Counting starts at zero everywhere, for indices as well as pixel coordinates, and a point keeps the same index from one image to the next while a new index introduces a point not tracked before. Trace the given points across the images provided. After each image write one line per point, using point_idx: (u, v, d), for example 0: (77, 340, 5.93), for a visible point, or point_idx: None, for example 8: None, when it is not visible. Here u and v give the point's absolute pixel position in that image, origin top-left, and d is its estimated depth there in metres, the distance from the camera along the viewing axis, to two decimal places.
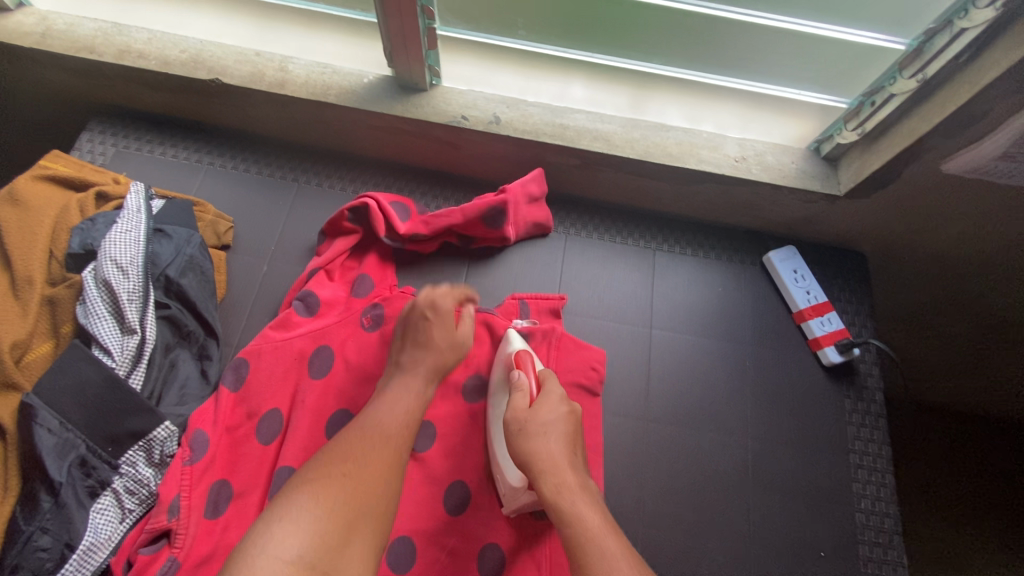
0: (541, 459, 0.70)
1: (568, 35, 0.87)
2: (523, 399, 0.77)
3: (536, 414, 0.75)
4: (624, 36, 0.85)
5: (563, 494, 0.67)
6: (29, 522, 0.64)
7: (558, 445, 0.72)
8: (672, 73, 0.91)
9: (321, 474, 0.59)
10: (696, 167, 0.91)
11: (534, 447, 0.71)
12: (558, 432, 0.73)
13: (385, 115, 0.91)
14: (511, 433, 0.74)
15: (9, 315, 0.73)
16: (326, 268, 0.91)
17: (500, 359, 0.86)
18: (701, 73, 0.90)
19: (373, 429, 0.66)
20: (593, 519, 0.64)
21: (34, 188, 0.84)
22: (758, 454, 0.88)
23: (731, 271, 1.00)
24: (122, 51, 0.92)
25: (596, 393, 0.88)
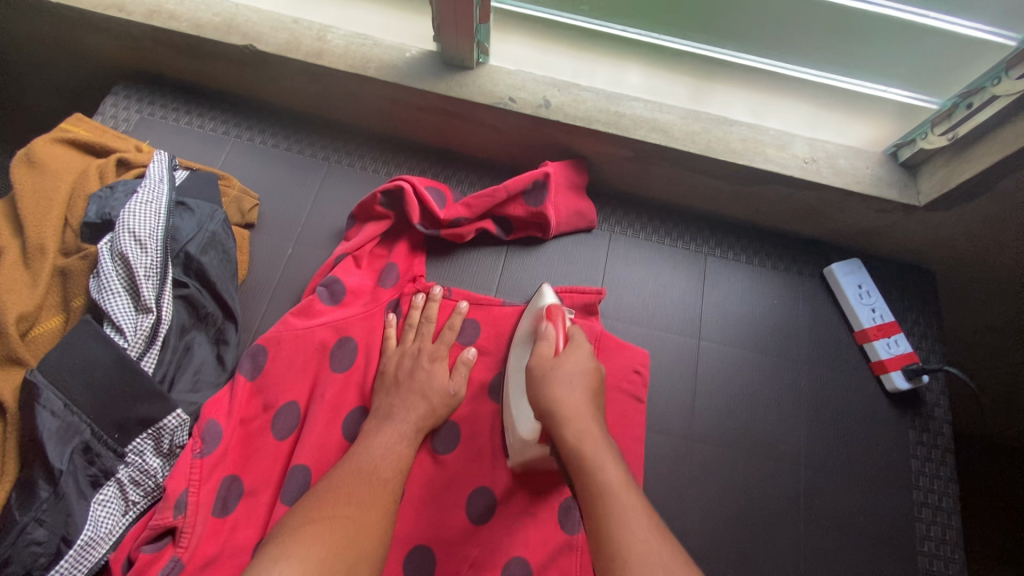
0: (563, 406, 0.65)
1: (632, 13, 0.79)
2: (548, 348, 0.72)
3: (562, 364, 0.70)
4: (695, 16, 0.78)
5: (585, 438, 0.62)
6: (24, 512, 0.58)
7: (580, 395, 0.67)
8: (741, 61, 0.83)
9: (324, 512, 0.54)
10: (762, 166, 0.83)
11: (559, 394, 0.66)
12: (582, 383, 0.68)
13: (427, 93, 0.85)
14: (533, 379, 0.70)
15: (19, 284, 0.69)
16: (354, 254, 0.85)
17: (531, 312, 0.81)
18: (776, 64, 0.82)
19: (365, 475, 0.61)
20: (614, 469, 0.58)
21: (52, 152, 0.80)
22: (811, 485, 0.80)
23: (789, 282, 0.92)
24: (153, 11, 0.86)
25: (640, 400, 0.81)
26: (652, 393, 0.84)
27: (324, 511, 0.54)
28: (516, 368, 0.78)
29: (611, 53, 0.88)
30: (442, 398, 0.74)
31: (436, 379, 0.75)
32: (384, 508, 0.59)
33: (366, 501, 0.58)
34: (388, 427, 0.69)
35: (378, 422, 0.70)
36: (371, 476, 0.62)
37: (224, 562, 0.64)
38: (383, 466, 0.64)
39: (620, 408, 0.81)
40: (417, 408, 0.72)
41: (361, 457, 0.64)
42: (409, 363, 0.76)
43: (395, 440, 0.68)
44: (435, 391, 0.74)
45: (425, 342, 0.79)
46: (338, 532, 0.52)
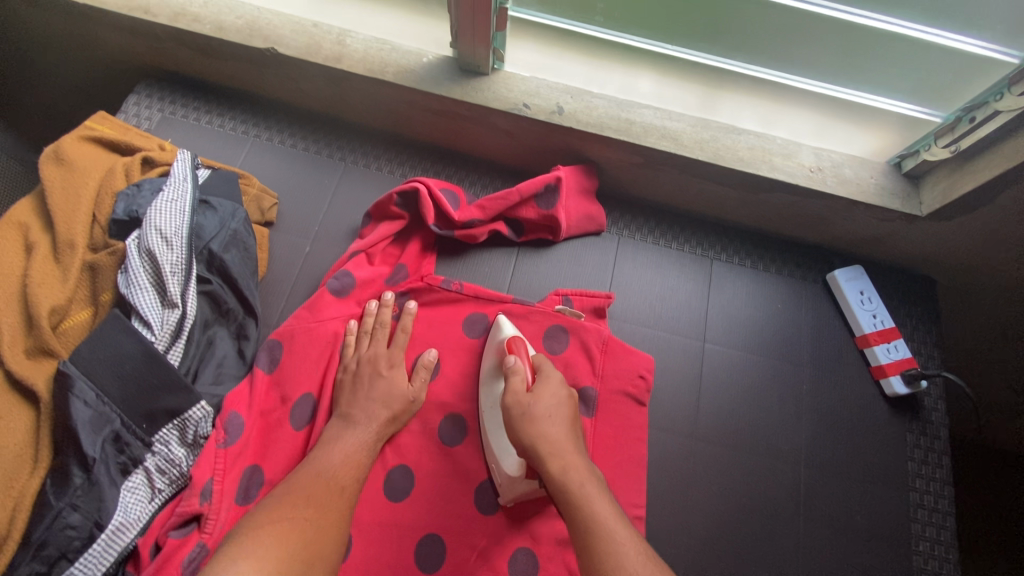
0: (547, 445, 0.69)
1: (645, 23, 0.81)
2: (520, 383, 0.75)
3: (538, 399, 0.73)
4: (704, 28, 0.80)
5: (571, 476, 0.66)
6: (59, 497, 0.61)
7: (560, 429, 0.71)
8: (753, 73, 0.85)
9: (282, 514, 0.58)
10: (769, 174, 0.86)
11: (541, 430, 0.70)
12: (561, 416, 0.72)
13: (442, 98, 0.87)
14: (513, 420, 0.72)
15: (50, 279, 0.72)
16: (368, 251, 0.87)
17: (491, 349, 0.83)
18: (784, 75, 0.85)
19: (325, 479, 0.65)
20: (602, 505, 0.63)
21: (79, 149, 0.82)
22: (811, 485, 0.83)
23: (792, 287, 0.94)
24: (177, 13, 0.89)
25: (641, 403, 0.85)
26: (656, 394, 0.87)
27: (282, 514, 0.59)
28: (489, 404, 0.79)
29: (625, 60, 0.90)
30: (402, 402, 0.76)
31: (397, 385, 0.77)
32: (338, 512, 0.62)
33: (324, 503, 0.62)
34: (349, 433, 0.71)
35: (339, 426, 0.72)
36: (331, 480, 0.65)
37: None
38: (342, 472, 0.67)
39: (623, 410, 0.84)
40: (379, 415, 0.74)
41: (320, 464, 0.67)
42: (366, 368, 0.77)
43: (356, 446, 0.70)
44: (395, 397, 0.76)
45: (380, 348, 0.80)
46: (296, 534, 0.57)
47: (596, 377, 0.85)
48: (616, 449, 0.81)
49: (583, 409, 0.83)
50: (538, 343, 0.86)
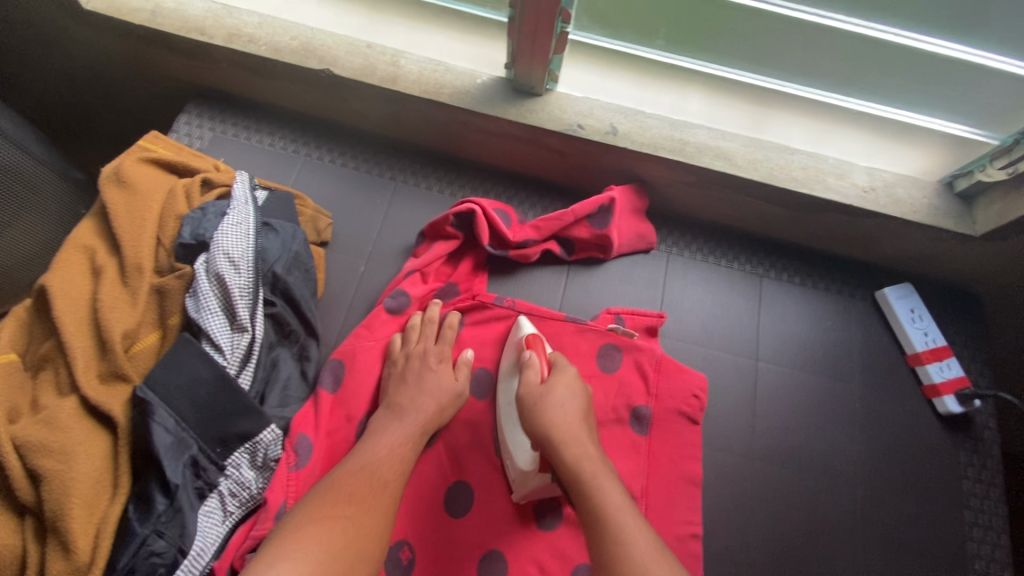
0: (559, 431, 0.72)
1: (703, 45, 0.82)
2: (534, 376, 0.78)
3: (550, 390, 0.76)
4: (761, 51, 0.81)
5: (583, 463, 0.68)
6: (144, 524, 0.62)
7: (574, 417, 0.74)
8: (806, 93, 0.86)
9: (324, 514, 0.59)
10: (823, 195, 0.86)
11: (553, 420, 0.73)
12: (572, 405, 0.75)
13: (498, 119, 0.88)
14: (524, 411, 0.75)
15: (120, 303, 0.72)
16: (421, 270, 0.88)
17: (511, 343, 0.85)
18: (838, 96, 0.85)
19: (367, 472, 0.65)
20: (612, 492, 0.65)
21: (140, 170, 0.82)
22: (867, 504, 0.84)
23: (841, 305, 0.95)
24: (233, 34, 0.89)
25: (696, 422, 0.84)
26: (710, 412, 0.87)
27: (323, 512, 0.60)
28: (506, 401, 0.82)
29: (678, 81, 0.90)
30: (450, 396, 0.77)
31: (444, 380, 0.78)
32: (382, 508, 0.63)
33: (367, 501, 0.62)
34: (395, 425, 0.72)
35: (387, 417, 0.73)
36: (373, 475, 0.65)
37: None
38: (384, 467, 0.67)
39: (677, 428, 0.84)
40: (425, 408, 0.74)
41: (364, 455, 0.68)
42: (416, 362, 0.79)
43: (401, 441, 0.70)
44: (444, 392, 0.77)
45: (429, 344, 0.81)
46: (338, 537, 0.58)
47: (650, 396, 0.85)
48: (669, 467, 0.81)
49: (638, 426, 0.83)
50: (590, 362, 0.86)
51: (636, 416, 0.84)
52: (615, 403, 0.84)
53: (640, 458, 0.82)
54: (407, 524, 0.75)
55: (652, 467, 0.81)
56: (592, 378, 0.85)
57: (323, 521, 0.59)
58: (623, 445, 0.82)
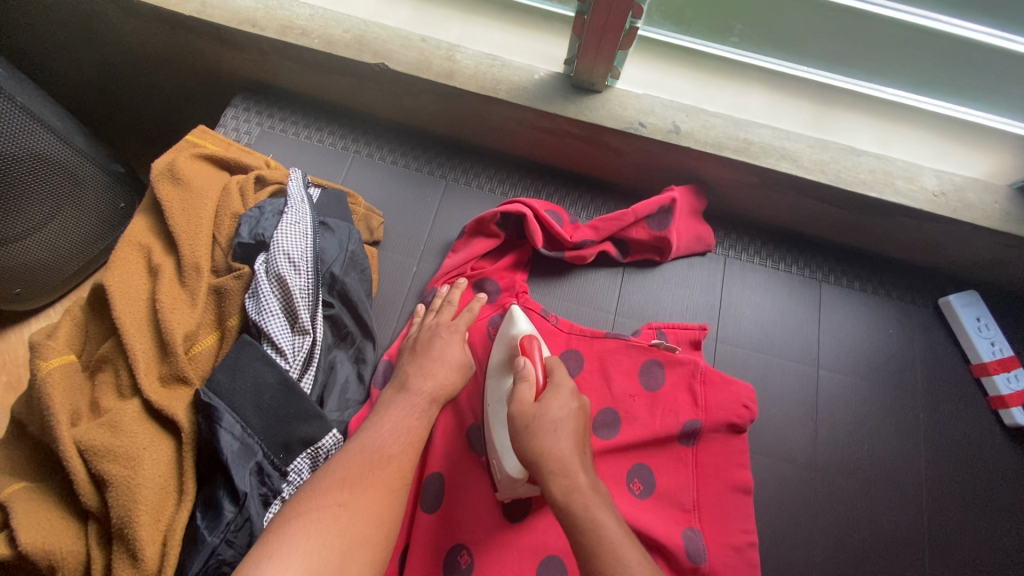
0: (550, 458, 0.61)
1: (770, 42, 0.80)
2: (528, 393, 0.68)
3: (546, 410, 0.66)
4: (828, 48, 0.79)
5: (576, 498, 0.59)
6: (212, 532, 0.61)
7: (569, 443, 0.63)
8: (872, 91, 0.84)
9: (315, 502, 0.55)
10: (892, 199, 0.84)
11: (542, 445, 0.62)
12: (568, 430, 0.64)
13: (555, 116, 0.86)
14: (514, 432, 0.65)
15: (179, 303, 0.71)
16: (451, 271, 0.86)
17: (504, 340, 0.80)
18: (907, 94, 0.83)
19: (370, 454, 0.62)
20: (610, 525, 0.57)
21: (192, 166, 0.81)
22: (932, 516, 0.82)
23: (902, 312, 0.93)
24: (285, 26, 0.87)
25: (742, 432, 0.79)
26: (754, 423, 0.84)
27: (315, 501, 0.55)
28: (495, 400, 0.77)
29: (742, 79, 0.88)
30: (458, 369, 0.75)
31: (451, 350, 0.76)
32: (388, 488, 0.60)
33: (362, 481, 0.59)
34: (402, 398, 0.70)
35: (392, 392, 0.71)
36: (375, 454, 0.62)
37: None
38: (389, 443, 0.64)
39: (723, 442, 0.79)
40: (437, 376, 0.73)
41: (370, 435, 0.65)
42: (426, 332, 0.78)
43: (406, 412, 0.69)
44: (453, 359, 0.75)
45: (444, 317, 0.80)
46: (329, 522, 0.54)
47: (698, 409, 0.79)
48: (717, 478, 0.77)
49: (685, 440, 0.78)
50: (633, 380, 0.81)
51: (686, 431, 0.78)
52: (661, 420, 0.79)
53: (687, 472, 0.77)
54: (461, 527, 0.73)
55: (702, 479, 0.77)
56: (636, 397, 0.80)
57: (319, 508, 0.55)
58: (670, 457, 0.78)
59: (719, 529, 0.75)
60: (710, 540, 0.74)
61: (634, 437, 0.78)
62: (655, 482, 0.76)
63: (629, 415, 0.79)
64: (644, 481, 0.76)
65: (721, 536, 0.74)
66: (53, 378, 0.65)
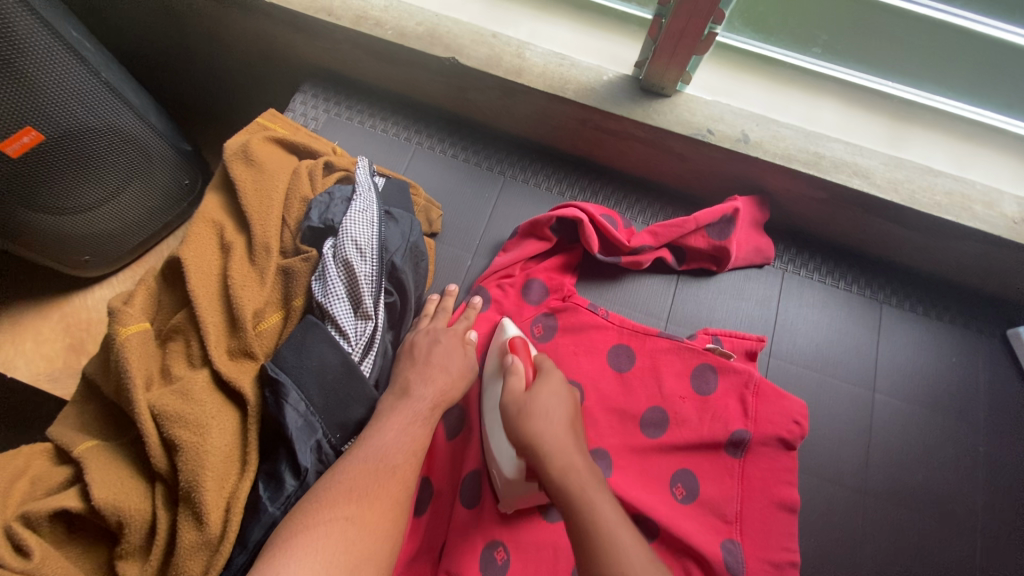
0: (543, 441, 0.63)
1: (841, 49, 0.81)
2: (518, 382, 0.70)
3: (535, 395, 0.67)
4: (899, 53, 0.79)
5: (570, 474, 0.60)
6: (274, 502, 0.64)
7: (560, 426, 0.65)
8: (939, 105, 0.85)
9: (321, 518, 0.57)
10: (968, 223, 0.81)
11: (534, 429, 0.64)
12: (559, 414, 0.66)
13: (622, 119, 0.85)
14: (508, 419, 0.66)
15: (249, 281, 0.73)
16: (501, 271, 0.87)
17: (496, 347, 0.80)
18: (973, 108, 0.84)
19: (373, 466, 0.62)
20: (603, 504, 0.58)
21: (265, 149, 0.83)
22: (988, 553, 0.79)
23: (966, 340, 0.90)
24: (360, 17, 0.89)
25: (792, 449, 0.78)
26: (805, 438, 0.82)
27: (321, 518, 0.57)
28: (490, 406, 0.76)
29: (815, 90, 0.87)
30: (460, 371, 0.75)
31: (452, 354, 0.76)
32: (389, 507, 0.60)
33: (368, 498, 0.59)
34: (403, 406, 0.69)
35: (394, 398, 0.70)
36: (378, 465, 0.63)
37: (420, 560, 0.72)
38: (392, 454, 0.64)
39: (771, 456, 0.78)
40: (437, 379, 0.73)
41: (372, 446, 0.64)
42: (425, 339, 0.78)
43: (405, 425, 0.68)
44: (453, 364, 0.75)
45: (439, 324, 0.81)
46: (336, 542, 0.55)
47: (748, 420, 0.78)
48: (763, 493, 0.76)
49: (732, 450, 0.77)
50: (684, 382, 0.81)
51: (733, 441, 0.77)
52: (710, 427, 0.78)
53: (732, 483, 0.76)
54: (498, 522, 0.72)
55: (746, 491, 0.76)
56: (685, 399, 0.80)
57: (319, 525, 0.56)
58: (715, 467, 0.77)
59: (761, 544, 0.73)
60: (751, 553, 0.73)
61: (682, 438, 0.78)
62: (698, 489, 0.76)
63: (678, 417, 0.79)
64: (687, 487, 0.76)
65: (762, 551, 0.73)
66: (131, 344, 0.68)
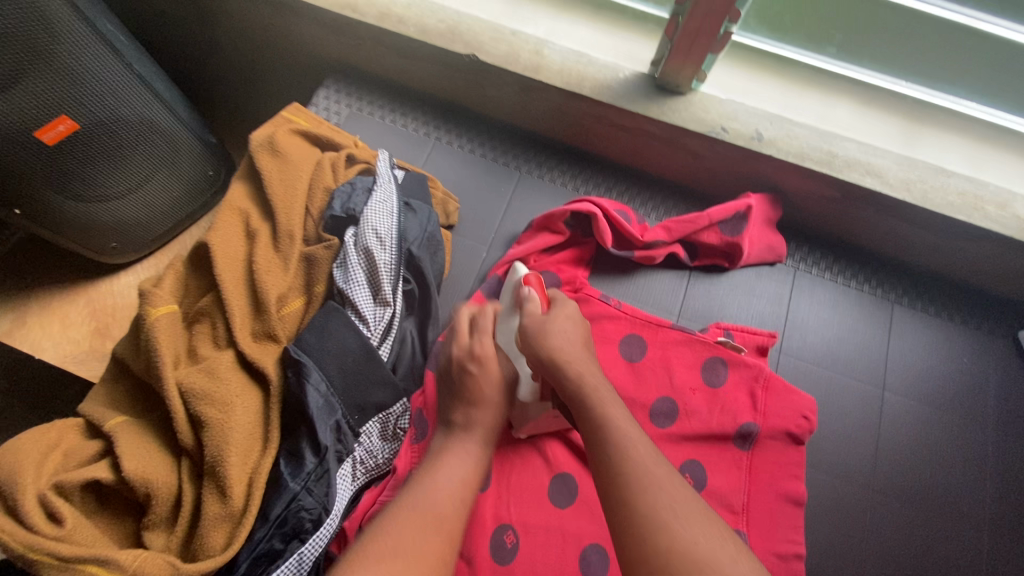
0: (562, 355, 0.66)
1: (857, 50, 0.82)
2: (535, 308, 0.73)
3: (552, 319, 0.71)
4: (914, 53, 0.80)
5: (587, 379, 0.63)
6: (295, 478, 0.67)
7: (576, 345, 0.68)
8: (956, 106, 0.85)
9: None
10: (981, 224, 0.81)
11: (553, 346, 0.67)
12: (574, 334, 0.70)
13: (638, 116, 0.87)
14: (527, 338, 0.70)
15: (274, 267, 0.76)
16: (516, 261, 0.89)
17: (507, 285, 0.82)
18: (989, 109, 0.84)
19: (424, 515, 0.57)
20: (614, 407, 0.60)
21: (290, 141, 0.86)
22: (995, 553, 0.79)
23: (977, 341, 0.90)
24: (383, 13, 0.91)
25: (801, 443, 0.79)
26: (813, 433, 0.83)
27: None
28: (504, 337, 0.79)
29: (830, 90, 0.88)
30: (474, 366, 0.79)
31: None
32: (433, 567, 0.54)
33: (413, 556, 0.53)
34: (454, 444, 0.66)
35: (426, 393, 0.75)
36: (427, 514, 0.57)
37: None
38: (444, 501, 0.59)
39: (779, 449, 0.79)
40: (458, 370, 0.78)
41: (421, 497, 0.59)
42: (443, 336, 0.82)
43: (462, 460, 0.64)
44: None
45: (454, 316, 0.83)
46: None
47: (756, 413, 0.79)
48: (770, 485, 0.77)
49: (740, 442, 0.79)
50: (695, 374, 0.82)
51: (742, 433, 0.79)
52: (719, 419, 0.79)
53: (740, 474, 0.77)
54: (509, 507, 0.75)
55: (754, 483, 0.77)
56: (696, 391, 0.81)
57: None
58: (723, 458, 0.78)
59: (767, 535, 0.75)
60: (756, 543, 0.74)
61: (691, 430, 0.79)
62: (706, 479, 0.77)
63: (687, 408, 0.80)
64: (695, 477, 0.77)
65: (768, 543, 0.74)
66: (160, 324, 0.71)
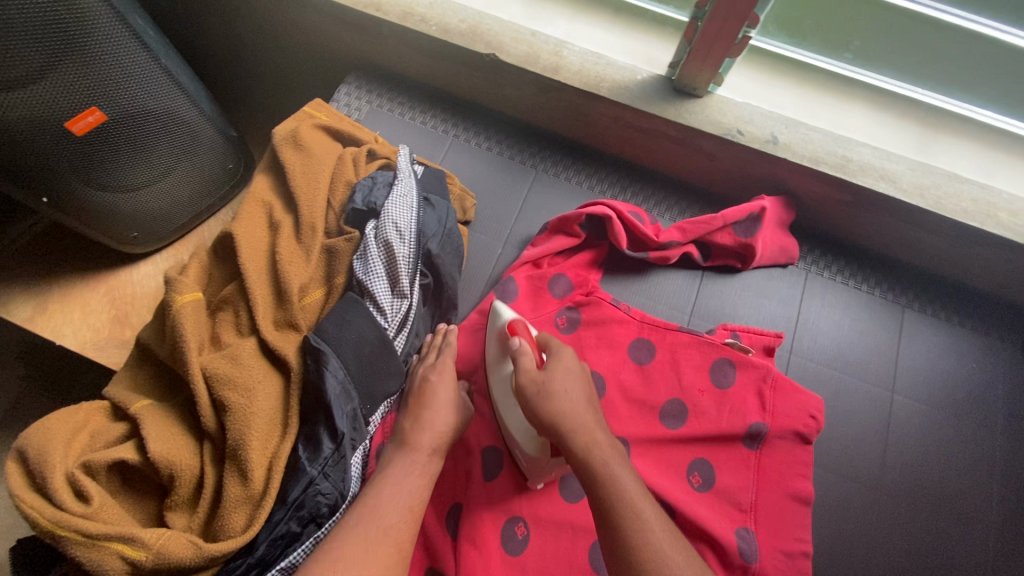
0: (567, 419, 0.65)
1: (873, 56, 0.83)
2: (530, 362, 0.71)
3: (552, 375, 0.70)
4: (930, 60, 0.81)
5: (595, 452, 0.63)
6: (313, 464, 0.68)
7: (581, 406, 0.67)
8: (970, 114, 0.86)
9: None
10: (993, 230, 0.82)
11: (557, 408, 0.66)
12: (578, 392, 0.69)
13: (655, 118, 0.88)
14: (527, 400, 0.68)
15: (296, 258, 0.78)
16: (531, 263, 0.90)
17: (492, 334, 0.80)
18: (1003, 117, 0.85)
19: (373, 524, 0.61)
20: (628, 481, 0.60)
21: (313, 135, 0.88)
22: (1003, 557, 0.79)
23: (988, 347, 0.91)
24: (406, 12, 0.93)
25: (808, 443, 0.80)
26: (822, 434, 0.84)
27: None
28: (500, 392, 0.77)
29: (845, 95, 0.89)
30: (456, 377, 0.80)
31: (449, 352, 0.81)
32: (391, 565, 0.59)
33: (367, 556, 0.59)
34: (403, 456, 0.69)
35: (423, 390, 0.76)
36: (376, 521, 0.61)
37: None
38: (393, 508, 0.63)
39: (787, 449, 0.80)
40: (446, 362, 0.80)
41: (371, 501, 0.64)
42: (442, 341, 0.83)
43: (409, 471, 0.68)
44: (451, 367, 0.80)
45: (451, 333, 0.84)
46: None
47: (765, 413, 0.80)
48: (779, 485, 0.78)
49: (748, 442, 0.80)
50: (703, 375, 0.83)
51: (750, 433, 0.80)
52: (727, 420, 0.80)
53: (748, 473, 0.78)
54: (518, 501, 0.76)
55: (762, 482, 0.78)
56: (704, 393, 0.82)
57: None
58: (731, 457, 0.79)
59: (776, 534, 0.75)
60: (765, 542, 0.75)
61: (700, 430, 0.80)
62: (714, 478, 0.78)
63: (695, 409, 0.81)
64: (703, 476, 0.78)
65: (777, 541, 0.75)
66: (185, 311, 0.73)
